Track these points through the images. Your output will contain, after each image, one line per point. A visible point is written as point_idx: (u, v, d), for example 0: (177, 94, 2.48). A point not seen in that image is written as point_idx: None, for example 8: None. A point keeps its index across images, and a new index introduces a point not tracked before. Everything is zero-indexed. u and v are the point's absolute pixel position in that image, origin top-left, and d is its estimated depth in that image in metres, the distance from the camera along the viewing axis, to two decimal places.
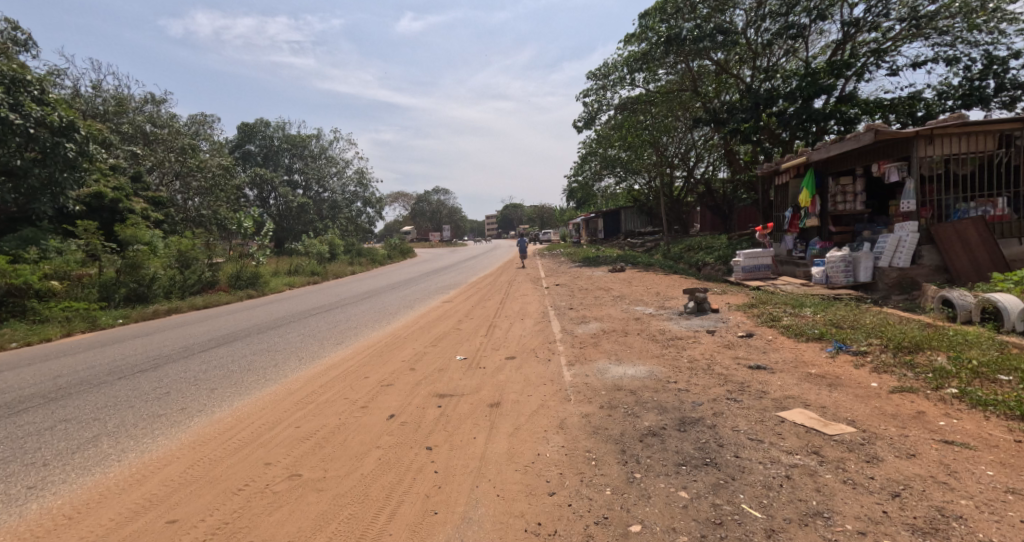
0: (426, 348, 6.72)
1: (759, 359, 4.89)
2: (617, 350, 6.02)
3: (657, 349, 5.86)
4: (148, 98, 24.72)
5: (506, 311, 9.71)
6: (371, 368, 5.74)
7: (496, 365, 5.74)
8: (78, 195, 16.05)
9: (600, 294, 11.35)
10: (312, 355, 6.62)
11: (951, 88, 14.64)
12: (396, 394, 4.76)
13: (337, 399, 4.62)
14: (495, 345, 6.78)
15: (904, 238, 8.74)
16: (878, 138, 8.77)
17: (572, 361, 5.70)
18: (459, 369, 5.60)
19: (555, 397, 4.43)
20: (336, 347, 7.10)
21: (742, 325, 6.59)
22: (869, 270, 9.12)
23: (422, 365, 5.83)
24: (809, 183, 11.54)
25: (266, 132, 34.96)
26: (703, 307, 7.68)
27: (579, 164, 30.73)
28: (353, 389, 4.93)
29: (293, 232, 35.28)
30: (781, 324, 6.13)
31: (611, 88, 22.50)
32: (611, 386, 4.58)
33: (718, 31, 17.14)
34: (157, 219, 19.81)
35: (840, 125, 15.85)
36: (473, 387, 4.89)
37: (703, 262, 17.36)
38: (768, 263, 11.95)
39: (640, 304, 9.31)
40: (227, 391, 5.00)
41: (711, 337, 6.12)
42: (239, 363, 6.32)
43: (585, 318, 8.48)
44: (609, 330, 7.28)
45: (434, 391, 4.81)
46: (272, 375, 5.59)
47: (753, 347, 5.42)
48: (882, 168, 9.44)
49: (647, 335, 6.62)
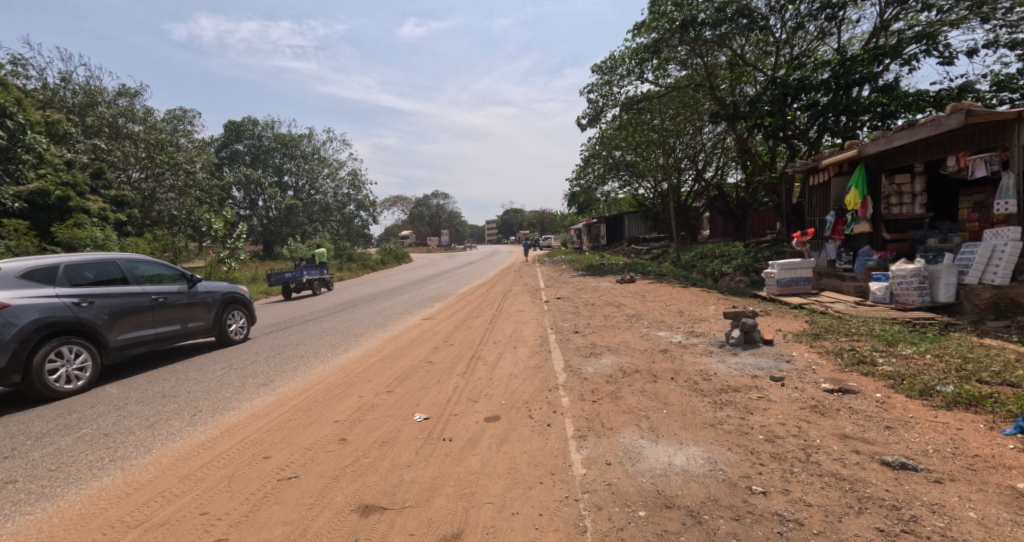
0: (378, 397, 4.85)
1: (893, 445, 2.99)
2: (646, 409, 4.14)
3: (706, 411, 3.98)
4: (122, 90, 23.18)
5: (495, 334, 7.85)
6: (283, 438, 3.86)
7: (469, 436, 3.84)
8: (19, 192, 14.07)
9: (610, 311, 9.52)
10: (216, 407, 4.75)
11: (1009, 78, 12.86)
12: (292, 504, 2.84)
13: (189, 514, 2.73)
14: (473, 394, 4.86)
15: (1001, 248, 6.84)
16: (968, 120, 6.89)
17: (583, 431, 3.82)
18: (411, 442, 3.72)
19: (557, 525, 2.56)
20: (257, 392, 5.22)
21: (818, 368, 4.68)
22: (951, 289, 7.25)
23: (359, 433, 3.94)
24: (858, 181, 9.71)
25: (254, 130, 32.92)
26: (753, 338, 5.82)
27: (582, 166, 28.90)
28: (229, 487, 3.07)
29: (281, 236, 33.36)
30: (885, 372, 4.22)
31: (616, 83, 20.73)
32: (653, 498, 2.72)
33: (740, 15, 15.29)
34: (118, 219, 18.22)
35: (879, 121, 14.05)
36: (424, 488, 3.01)
37: (721, 272, 15.56)
38: (808, 275, 10.14)
39: (662, 328, 7.49)
40: (25, 488, 3.10)
41: (781, 391, 4.21)
42: (105, 419, 4.43)
43: (595, 347, 6.63)
44: (629, 369, 5.41)
45: (357, 497, 2.92)
46: (129, 449, 3.72)
47: (861, 415, 3.49)
48: (963, 161, 7.65)
49: (684, 382, 4.75)
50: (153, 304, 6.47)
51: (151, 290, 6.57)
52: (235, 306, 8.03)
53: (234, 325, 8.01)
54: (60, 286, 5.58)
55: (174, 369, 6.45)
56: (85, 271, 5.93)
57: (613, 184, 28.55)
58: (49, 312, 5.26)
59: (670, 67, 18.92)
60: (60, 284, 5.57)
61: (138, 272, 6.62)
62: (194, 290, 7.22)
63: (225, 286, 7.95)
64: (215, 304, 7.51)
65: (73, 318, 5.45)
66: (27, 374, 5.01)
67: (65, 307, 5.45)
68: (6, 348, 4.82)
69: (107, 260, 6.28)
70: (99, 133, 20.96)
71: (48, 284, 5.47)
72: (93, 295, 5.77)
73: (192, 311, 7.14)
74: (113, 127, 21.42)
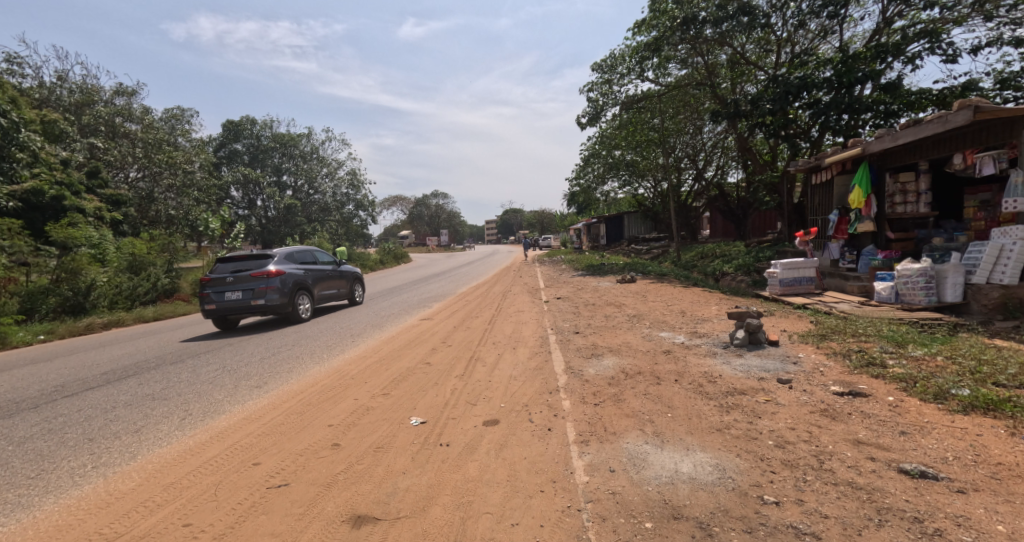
0: (374, 401, 4.71)
1: (910, 451, 2.85)
2: (650, 413, 4.01)
3: (713, 414, 3.84)
4: (119, 89, 23.02)
5: (494, 335, 7.72)
6: (274, 443, 3.73)
7: (467, 441, 3.70)
8: (13, 191, 13.90)
9: (611, 311, 9.38)
10: (206, 410, 4.61)
11: (1013, 76, 12.74)
12: (280, 515, 2.71)
13: (170, 527, 2.59)
14: (471, 397, 4.73)
15: (1009, 247, 6.71)
16: (976, 117, 6.76)
17: (584, 436, 3.68)
18: (406, 447, 3.59)
19: (558, 537, 2.42)
20: (250, 395, 5.08)
21: (826, 371, 4.55)
22: (958, 288, 7.12)
23: (353, 438, 3.80)
24: (862, 179, 9.59)
25: (252, 130, 32.75)
26: (757, 338, 5.69)
27: (582, 166, 28.76)
28: (215, 496, 2.94)
29: (279, 236, 33.15)
30: (897, 374, 4.09)
31: (617, 82, 20.61)
32: (659, 509, 2.58)
33: (742, 12, 15.16)
34: (114, 219, 18.05)
35: (881, 119, 13.95)
36: (419, 496, 2.88)
37: (722, 272, 15.43)
38: (811, 275, 10.01)
39: (664, 328, 7.35)
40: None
41: (789, 394, 4.08)
42: (91, 424, 4.29)
43: (596, 348, 6.49)
44: (631, 371, 5.28)
45: (349, 507, 2.78)
46: (114, 455, 3.58)
47: (875, 419, 3.35)
48: (970, 158, 7.59)
49: (689, 384, 4.62)
50: (326, 275, 11.48)
51: (325, 269, 11.67)
52: (355, 279, 13.03)
53: (358, 292, 13.17)
54: (293, 263, 10.50)
55: (338, 314, 11.44)
56: (299, 256, 10.90)
57: (613, 183, 28.41)
58: (294, 277, 10.14)
59: (671, 65, 18.79)
60: (296, 263, 10.59)
61: (318, 260, 11.74)
62: (341, 268, 12.33)
63: (350, 270, 13.08)
64: (348, 280, 12.54)
65: (302, 280, 10.41)
66: (287, 305, 9.85)
67: (299, 274, 10.39)
68: (287, 292, 9.79)
69: (306, 249, 11.36)
70: (95, 133, 20.78)
71: (289, 262, 10.37)
72: (308, 269, 10.74)
73: (337, 283, 12.09)
74: (110, 126, 21.25)
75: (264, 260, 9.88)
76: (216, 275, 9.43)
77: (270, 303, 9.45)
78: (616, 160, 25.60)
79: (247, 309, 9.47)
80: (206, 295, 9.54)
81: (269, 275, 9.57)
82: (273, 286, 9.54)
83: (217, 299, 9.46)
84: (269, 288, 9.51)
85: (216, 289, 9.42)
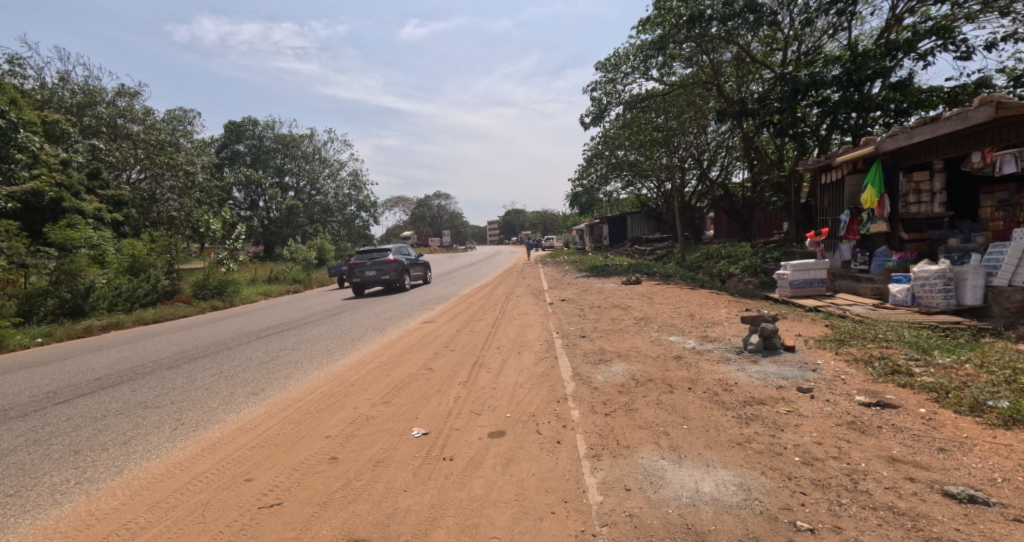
0: (374, 409, 4.50)
1: (953, 473, 2.62)
2: (665, 424, 3.79)
3: (731, 427, 3.62)
4: (121, 90, 22.92)
5: (498, 338, 7.52)
6: (269, 457, 3.53)
7: (473, 455, 3.49)
8: (12, 192, 13.80)
9: (617, 314, 9.16)
10: (200, 420, 4.41)
11: None
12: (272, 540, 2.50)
13: None
14: (476, 406, 4.52)
15: None
16: (998, 114, 6.55)
17: (596, 449, 3.46)
18: (407, 462, 3.38)
19: None
20: (245, 403, 4.89)
21: (848, 379, 4.32)
22: (978, 291, 6.87)
23: (352, 451, 3.60)
24: (875, 179, 9.32)
25: (254, 131, 32.64)
26: (773, 344, 5.46)
27: (584, 166, 28.53)
28: (202, 517, 2.74)
29: (281, 237, 33.00)
30: (925, 383, 3.87)
31: (621, 81, 20.42)
32: (683, 536, 2.36)
33: (748, 9, 14.92)
34: (115, 220, 17.93)
35: (891, 118, 13.70)
36: (421, 519, 2.67)
37: (729, 273, 15.18)
38: (822, 277, 9.76)
39: (673, 332, 7.13)
40: None
41: (811, 404, 3.85)
42: (78, 435, 4.10)
43: (604, 353, 6.27)
44: (642, 378, 5.06)
45: (346, 530, 2.58)
46: (99, 470, 3.38)
47: (909, 434, 3.12)
48: (990, 156, 7.38)
49: (704, 393, 4.40)
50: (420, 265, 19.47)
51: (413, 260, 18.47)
52: (428, 268, 19.83)
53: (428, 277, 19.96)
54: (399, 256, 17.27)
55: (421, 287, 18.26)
56: (401, 251, 17.67)
57: (616, 184, 28.20)
58: (402, 264, 17.02)
59: (676, 64, 18.59)
60: (401, 256, 17.44)
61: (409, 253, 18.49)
62: (421, 260, 19.24)
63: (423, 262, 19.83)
64: (424, 267, 19.36)
65: (405, 265, 17.19)
66: (398, 279, 16.57)
67: (402, 262, 17.16)
68: (401, 272, 16.67)
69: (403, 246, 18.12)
70: (97, 134, 20.69)
71: (398, 254, 17.16)
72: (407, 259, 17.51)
73: (418, 270, 18.93)
74: (112, 127, 21.16)
75: (386, 252, 16.69)
76: (361, 261, 16.30)
77: (392, 277, 16.26)
78: (619, 160, 25.40)
79: (378, 280, 16.28)
80: (353, 272, 16.27)
81: (392, 260, 16.42)
82: (393, 268, 16.33)
83: (360, 275, 16.24)
84: (392, 269, 16.32)
85: (360, 268, 16.24)
